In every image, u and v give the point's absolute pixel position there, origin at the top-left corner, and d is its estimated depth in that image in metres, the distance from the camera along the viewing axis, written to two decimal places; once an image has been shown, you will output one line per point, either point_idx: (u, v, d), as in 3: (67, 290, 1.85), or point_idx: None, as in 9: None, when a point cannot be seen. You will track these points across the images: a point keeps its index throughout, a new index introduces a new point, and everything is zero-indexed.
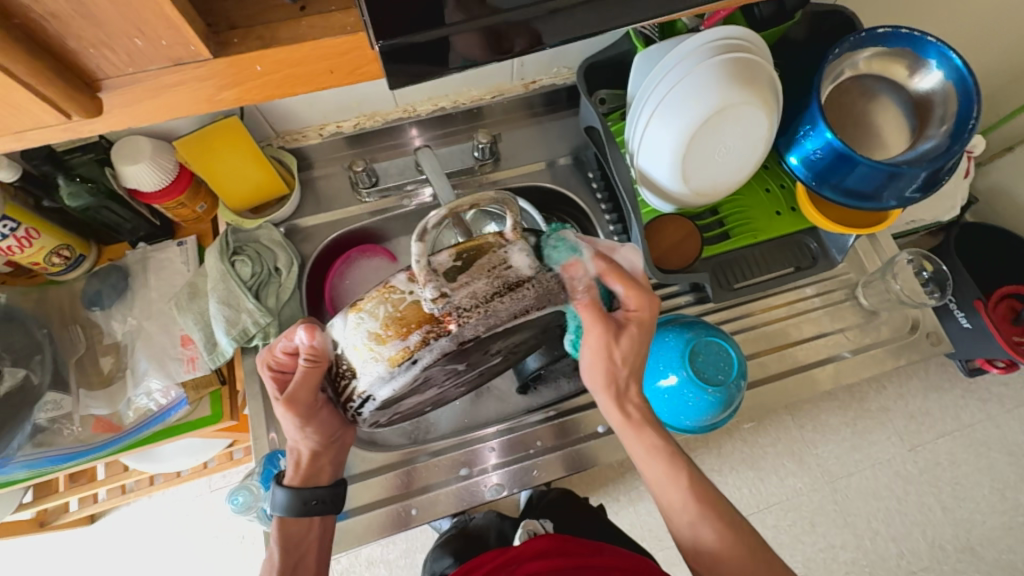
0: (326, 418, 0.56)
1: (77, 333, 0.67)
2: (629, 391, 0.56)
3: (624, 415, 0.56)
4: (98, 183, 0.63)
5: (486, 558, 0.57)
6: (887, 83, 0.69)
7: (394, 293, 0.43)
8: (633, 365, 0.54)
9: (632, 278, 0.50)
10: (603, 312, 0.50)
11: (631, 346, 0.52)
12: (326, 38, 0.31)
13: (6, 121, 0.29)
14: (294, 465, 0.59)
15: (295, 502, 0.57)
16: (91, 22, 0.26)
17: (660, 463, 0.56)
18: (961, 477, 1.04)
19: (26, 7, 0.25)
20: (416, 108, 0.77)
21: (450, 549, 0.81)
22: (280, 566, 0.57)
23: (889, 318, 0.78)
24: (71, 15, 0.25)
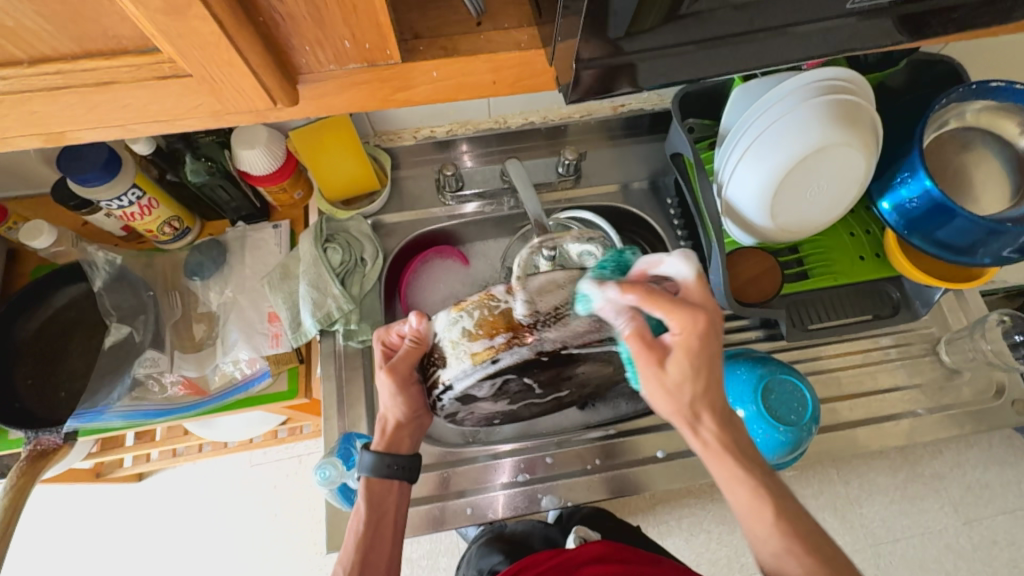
0: (405, 406, 0.58)
1: (176, 299, 0.72)
2: (708, 410, 0.48)
3: (703, 441, 0.48)
4: (217, 163, 0.68)
5: (541, 557, 0.58)
6: (993, 138, 0.67)
7: (494, 299, 0.46)
8: (707, 392, 0.47)
9: (672, 300, 0.45)
10: (648, 339, 0.46)
11: (684, 364, 0.46)
12: (501, 52, 0.35)
13: (220, 104, 0.33)
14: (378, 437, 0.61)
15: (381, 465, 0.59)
16: (318, 25, 0.29)
17: (745, 490, 0.48)
18: (1020, 560, 0.97)
19: (272, 8, 0.28)
20: (506, 120, 0.81)
21: (499, 548, 0.80)
22: (364, 521, 0.58)
23: (972, 380, 0.74)
24: (305, 18, 0.29)
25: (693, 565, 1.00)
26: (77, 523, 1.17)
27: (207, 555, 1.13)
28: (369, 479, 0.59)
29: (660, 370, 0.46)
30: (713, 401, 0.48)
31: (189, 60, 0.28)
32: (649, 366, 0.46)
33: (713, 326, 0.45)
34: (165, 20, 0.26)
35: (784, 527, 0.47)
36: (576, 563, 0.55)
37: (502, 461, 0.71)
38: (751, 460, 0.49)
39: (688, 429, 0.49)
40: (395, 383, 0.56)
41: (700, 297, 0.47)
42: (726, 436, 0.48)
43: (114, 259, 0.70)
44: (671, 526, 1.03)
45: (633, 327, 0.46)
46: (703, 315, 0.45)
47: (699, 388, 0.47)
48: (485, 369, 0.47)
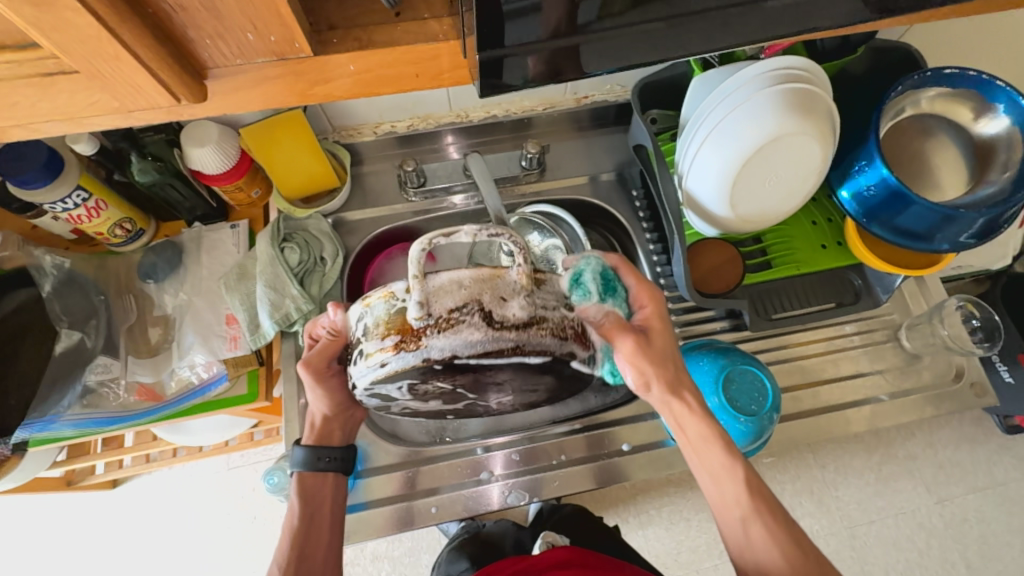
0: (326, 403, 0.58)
1: (130, 303, 0.71)
2: (682, 379, 0.53)
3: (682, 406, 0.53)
4: (166, 162, 0.66)
5: (509, 561, 0.59)
6: (949, 124, 0.68)
7: (393, 298, 0.40)
8: (676, 362, 0.53)
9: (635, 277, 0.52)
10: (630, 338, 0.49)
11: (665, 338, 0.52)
12: (418, 43, 0.34)
13: (123, 101, 0.32)
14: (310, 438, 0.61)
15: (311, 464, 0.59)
16: (214, 16, 0.29)
17: (718, 451, 0.53)
18: (990, 538, 0.99)
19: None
20: (468, 113, 0.79)
21: (467, 553, 0.80)
22: (296, 515, 0.58)
23: (932, 364, 0.75)
24: (198, 8, 0.28)
25: (673, 552, 1.01)
26: (50, 532, 1.14)
27: (186, 559, 1.12)
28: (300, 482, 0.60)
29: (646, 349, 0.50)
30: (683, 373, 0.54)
31: (72, 56, 0.28)
32: (638, 347, 0.49)
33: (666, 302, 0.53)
34: (36, 13, 0.25)
35: (751, 491, 0.52)
36: (545, 566, 0.56)
37: (469, 457, 0.71)
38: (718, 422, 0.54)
39: (666, 399, 0.53)
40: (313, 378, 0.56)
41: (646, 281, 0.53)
42: (701, 403, 0.54)
43: (63, 263, 0.67)
44: (652, 516, 1.03)
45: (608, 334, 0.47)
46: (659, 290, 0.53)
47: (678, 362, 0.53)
48: (374, 372, 0.41)
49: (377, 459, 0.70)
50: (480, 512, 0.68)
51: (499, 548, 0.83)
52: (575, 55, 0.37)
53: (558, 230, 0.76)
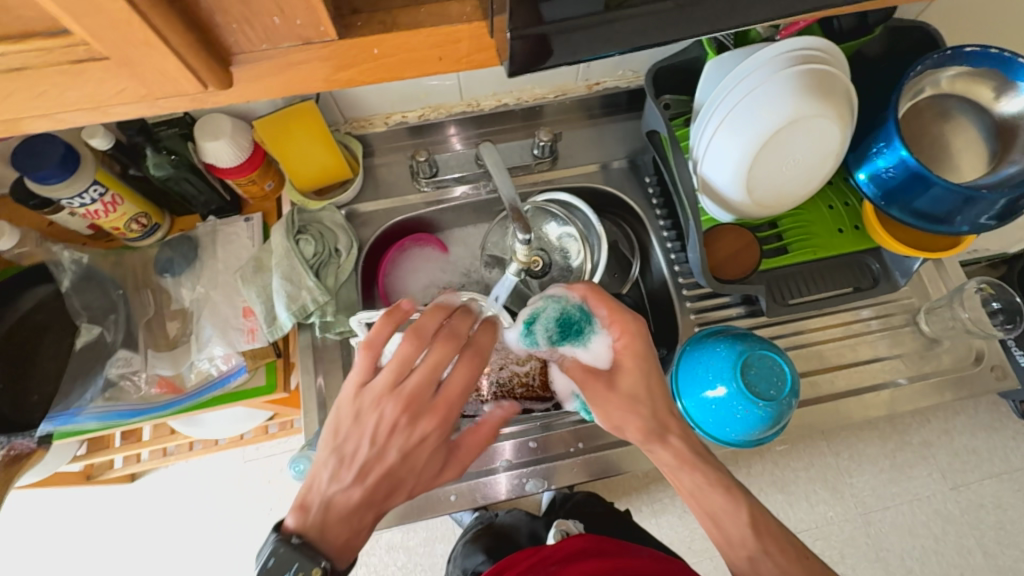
0: (429, 455, 0.54)
1: (148, 297, 0.71)
2: (663, 419, 0.56)
3: (669, 450, 0.55)
4: (181, 156, 0.66)
5: (522, 557, 0.58)
6: (968, 104, 0.67)
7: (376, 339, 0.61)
8: (652, 405, 0.57)
9: (616, 307, 0.59)
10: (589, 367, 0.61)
11: (636, 380, 0.57)
12: (442, 26, 0.34)
13: (149, 89, 0.32)
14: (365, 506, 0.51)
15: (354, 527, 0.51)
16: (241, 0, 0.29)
17: (717, 495, 0.53)
18: (1006, 523, 0.99)
19: None
20: (479, 102, 0.79)
21: (482, 546, 0.81)
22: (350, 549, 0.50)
23: (951, 348, 0.75)
24: None
25: (686, 540, 1.02)
26: (71, 526, 1.16)
27: (204, 551, 1.14)
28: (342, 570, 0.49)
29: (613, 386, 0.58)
30: (670, 413, 0.57)
31: (102, 42, 0.28)
32: (600, 388, 0.58)
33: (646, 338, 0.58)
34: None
35: (760, 535, 0.51)
36: (563, 556, 0.55)
37: (487, 446, 0.71)
38: (710, 462, 0.55)
39: (655, 445, 0.56)
40: (439, 424, 0.53)
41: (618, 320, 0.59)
42: (692, 449, 0.56)
43: (81, 258, 0.68)
44: (665, 504, 1.04)
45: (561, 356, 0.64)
46: (636, 325, 0.58)
47: (655, 400, 0.57)
48: None
49: None
50: (495, 500, 0.69)
51: (513, 537, 0.83)
52: (598, 35, 0.36)
53: (572, 218, 0.76)
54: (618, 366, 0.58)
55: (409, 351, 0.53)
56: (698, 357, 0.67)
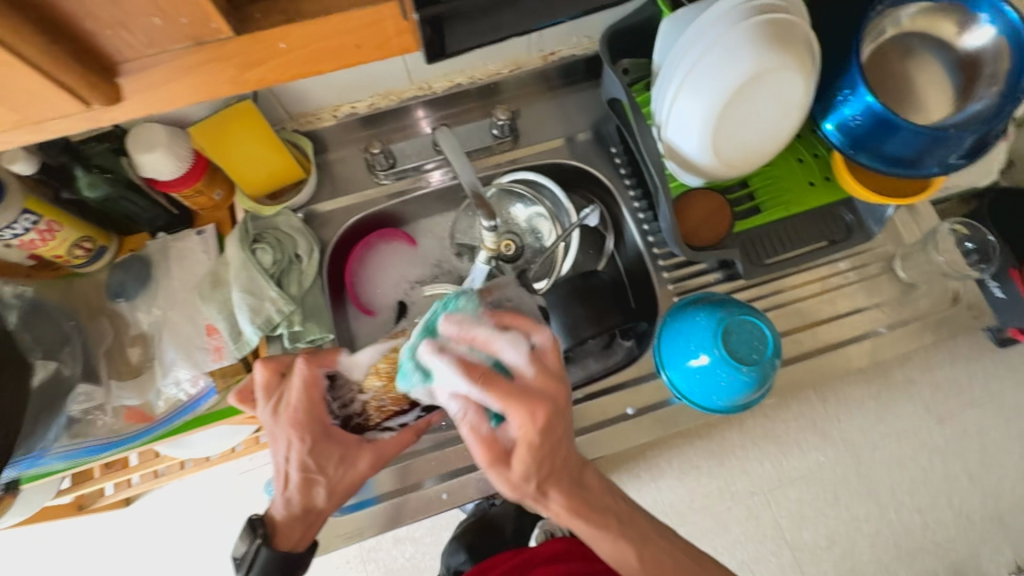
0: (315, 454, 0.52)
1: (104, 325, 0.68)
2: (547, 485, 0.51)
3: (553, 511, 0.52)
4: (117, 173, 0.62)
5: (503, 558, 0.60)
6: (932, 41, 0.65)
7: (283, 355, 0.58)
8: (548, 467, 0.50)
9: (513, 392, 0.47)
10: (485, 438, 0.48)
11: (525, 462, 0.48)
12: (353, 9, 0.30)
13: (28, 111, 0.29)
14: (287, 503, 0.53)
15: (299, 520, 0.53)
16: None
17: (605, 541, 0.53)
18: (989, 448, 1.01)
19: None
20: (431, 85, 0.75)
21: (463, 545, 0.82)
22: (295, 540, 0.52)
23: (929, 291, 0.75)
24: None
25: (688, 501, 1.02)
26: (71, 557, 1.14)
27: (209, 567, 1.13)
28: (282, 556, 0.51)
29: (505, 467, 0.48)
30: (558, 477, 0.51)
31: None
32: (498, 459, 0.48)
33: (554, 422, 0.48)
34: None
35: (648, 565, 0.53)
36: (539, 560, 0.57)
37: None
38: (602, 516, 0.54)
39: (528, 507, 0.52)
40: (302, 436, 0.52)
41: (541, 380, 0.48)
42: (574, 508, 0.52)
43: (25, 291, 0.64)
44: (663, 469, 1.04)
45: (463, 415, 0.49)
46: (547, 410, 0.47)
47: (546, 472, 0.50)
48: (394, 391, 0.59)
49: None
50: (490, 493, 0.68)
51: (501, 532, 0.84)
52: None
53: (540, 197, 0.74)
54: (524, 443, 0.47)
55: (265, 380, 0.54)
56: (678, 328, 0.66)
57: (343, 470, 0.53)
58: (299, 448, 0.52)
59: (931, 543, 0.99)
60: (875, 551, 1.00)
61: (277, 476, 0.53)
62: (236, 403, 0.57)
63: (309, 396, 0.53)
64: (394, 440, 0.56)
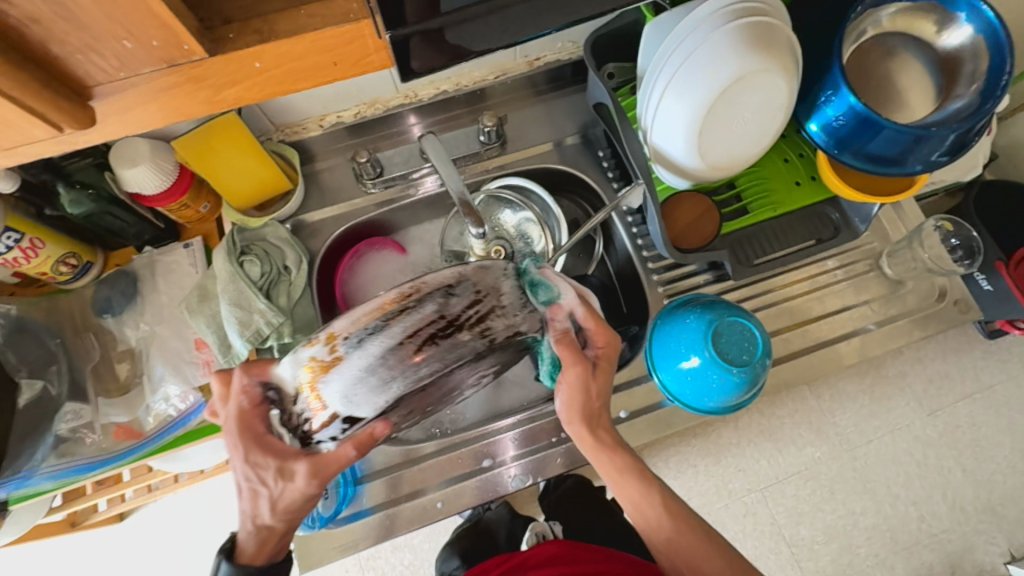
0: (252, 462, 0.47)
1: (90, 342, 0.67)
2: (601, 415, 0.55)
3: (597, 441, 0.55)
4: (99, 188, 0.61)
5: (500, 560, 0.59)
6: (912, 41, 0.66)
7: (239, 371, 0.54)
8: (604, 397, 0.55)
9: (600, 317, 0.55)
10: (578, 351, 0.52)
11: (603, 382, 0.54)
12: (327, 28, 0.30)
13: (1, 137, 0.29)
14: (243, 520, 0.51)
15: (252, 536, 0.51)
16: (75, 25, 0.25)
17: (637, 487, 0.54)
18: (981, 440, 1.02)
19: (5, 14, 0.24)
20: (417, 92, 0.75)
21: (457, 551, 0.82)
22: (252, 556, 0.52)
23: (916, 288, 0.75)
24: (53, 19, 0.25)
25: (685, 500, 1.02)
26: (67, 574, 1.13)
27: None
28: (241, 570, 0.50)
29: (590, 379, 0.53)
30: (606, 410, 0.56)
31: None
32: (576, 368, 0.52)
33: (614, 356, 0.55)
34: None
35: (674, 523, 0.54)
36: (532, 563, 0.56)
37: (472, 447, 0.70)
38: (634, 455, 0.56)
39: (584, 434, 0.54)
40: (237, 443, 0.48)
41: (603, 338, 0.54)
42: (616, 439, 0.56)
43: (9, 309, 0.63)
44: (660, 468, 1.04)
45: (559, 332, 0.51)
46: (615, 338, 0.55)
47: (602, 403, 0.55)
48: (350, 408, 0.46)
49: (374, 463, 0.68)
50: (484, 500, 0.68)
51: (495, 537, 0.83)
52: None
53: (528, 202, 0.74)
54: (597, 364, 0.54)
55: (223, 390, 0.52)
56: (669, 330, 0.66)
57: (282, 485, 0.47)
58: (238, 455, 0.48)
59: (927, 536, 1.00)
60: (872, 544, 1.01)
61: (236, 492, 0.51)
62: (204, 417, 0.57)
63: (242, 406, 0.48)
64: (332, 456, 0.45)
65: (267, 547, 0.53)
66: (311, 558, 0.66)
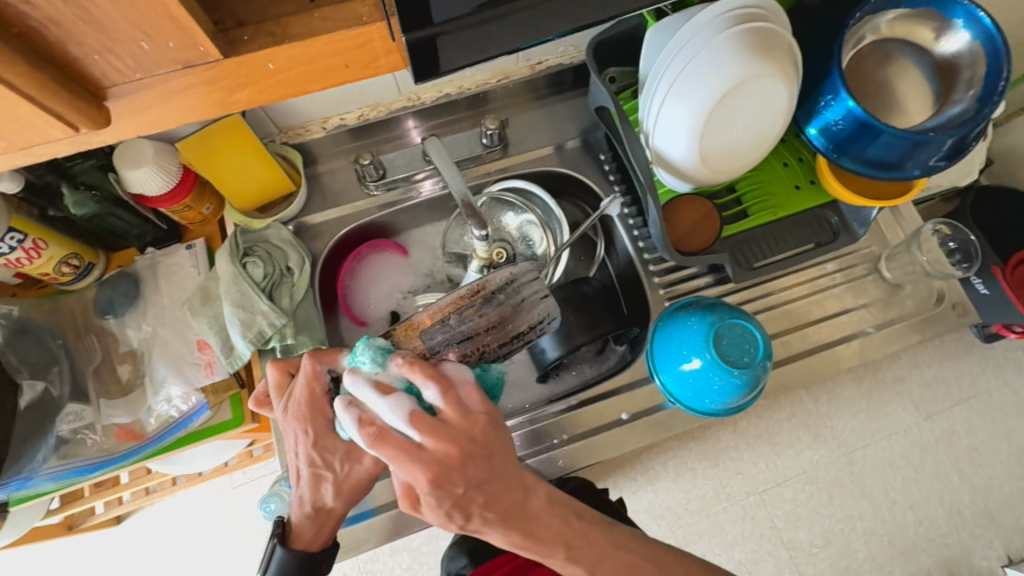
0: (321, 446, 0.51)
1: (92, 342, 0.67)
2: (470, 505, 0.44)
3: (483, 532, 0.46)
4: (103, 190, 0.62)
5: (505, 559, 0.60)
6: (910, 47, 0.66)
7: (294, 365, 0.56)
8: (480, 484, 0.44)
9: (438, 375, 0.44)
10: (433, 441, 0.42)
11: (459, 476, 0.43)
12: (340, 31, 0.31)
13: (16, 137, 0.29)
14: (300, 505, 0.54)
15: (309, 521, 0.54)
16: (94, 27, 0.26)
17: (618, 536, 0.50)
18: (977, 445, 1.03)
19: (26, 15, 0.24)
20: (420, 96, 0.75)
21: (463, 549, 0.81)
22: (309, 538, 0.54)
23: (914, 291, 0.76)
24: (73, 21, 0.25)
25: (683, 503, 1.02)
26: None
27: None
28: (297, 555, 0.53)
29: (417, 477, 0.42)
30: (488, 502, 0.45)
31: None
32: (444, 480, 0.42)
33: (472, 448, 0.43)
34: None
35: (648, 560, 0.50)
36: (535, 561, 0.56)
37: None
38: (594, 516, 0.50)
39: (474, 528, 0.46)
40: (307, 429, 0.51)
41: (437, 432, 0.42)
42: (533, 527, 0.47)
43: (11, 310, 0.62)
44: (658, 472, 1.04)
45: (400, 416, 0.42)
46: (451, 402, 0.43)
47: (472, 495, 0.44)
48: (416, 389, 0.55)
49: None
50: None
51: (498, 539, 0.83)
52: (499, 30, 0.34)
53: (530, 205, 0.74)
54: (447, 452, 0.42)
55: (277, 379, 0.55)
56: (671, 332, 0.66)
57: (349, 467, 0.53)
58: (305, 442, 0.51)
59: (924, 540, 1.00)
60: (870, 548, 1.01)
61: (296, 477, 0.54)
62: (255, 408, 0.58)
63: (311, 393, 0.51)
64: None
65: (320, 533, 0.55)
66: None
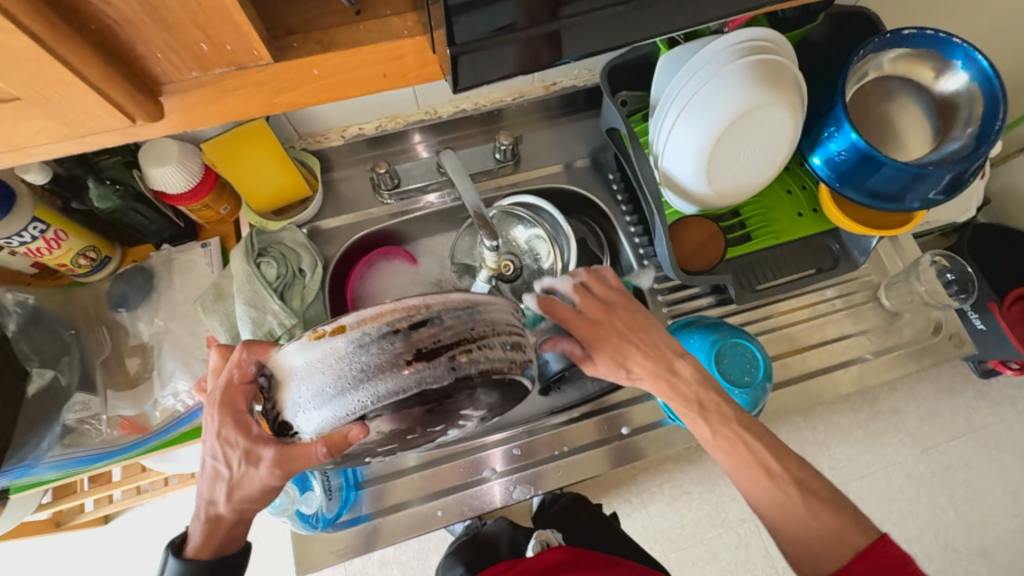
0: (226, 438, 0.46)
1: (103, 335, 0.68)
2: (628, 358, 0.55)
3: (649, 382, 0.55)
4: (126, 185, 0.63)
5: (508, 565, 0.59)
6: (911, 84, 0.69)
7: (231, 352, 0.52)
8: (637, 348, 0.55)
9: (574, 311, 0.56)
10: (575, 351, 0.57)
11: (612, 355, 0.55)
12: (382, 42, 0.33)
13: (73, 126, 0.31)
14: (199, 508, 0.51)
15: (201, 526, 0.50)
16: (162, 28, 0.27)
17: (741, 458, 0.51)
18: (973, 481, 1.03)
19: (101, 13, 0.26)
20: (437, 110, 0.78)
21: (460, 559, 0.81)
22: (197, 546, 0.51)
23: (912, 320, 0.77)
24: (144, 21, 0.27)
25: (677, 527, 1.02)
26: None
27: None
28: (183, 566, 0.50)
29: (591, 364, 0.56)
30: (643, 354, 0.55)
31: (12, 82, 0.26)
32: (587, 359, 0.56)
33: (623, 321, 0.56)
34: None
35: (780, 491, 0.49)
36: (540, 569, 0.56)
37: (473, 457, 0.70)
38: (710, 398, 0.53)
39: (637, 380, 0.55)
40: (213, 414, 0.47)
41: (589, 332, 0.55)
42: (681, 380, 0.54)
43: (26, 299, 0.64)
44: (654, 494, 1.03)
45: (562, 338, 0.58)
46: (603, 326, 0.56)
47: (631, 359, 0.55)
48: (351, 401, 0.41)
49: (371, 468, 0.68)
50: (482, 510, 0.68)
51: (497, 549, 0.83)
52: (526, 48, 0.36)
53: (539, 220, 0.76)
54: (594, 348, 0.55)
55: (219, 363, 0.52)
56: None
57: (242, 471, 0.46)
58: (209, 429, 0.47)
59: None
60: None
61: (204, 474, 0.49)
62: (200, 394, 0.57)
63: (230, 380, 0.47)
64: (301, 447, 0.41)
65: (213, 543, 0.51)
66: (308, 560, 0.66)
